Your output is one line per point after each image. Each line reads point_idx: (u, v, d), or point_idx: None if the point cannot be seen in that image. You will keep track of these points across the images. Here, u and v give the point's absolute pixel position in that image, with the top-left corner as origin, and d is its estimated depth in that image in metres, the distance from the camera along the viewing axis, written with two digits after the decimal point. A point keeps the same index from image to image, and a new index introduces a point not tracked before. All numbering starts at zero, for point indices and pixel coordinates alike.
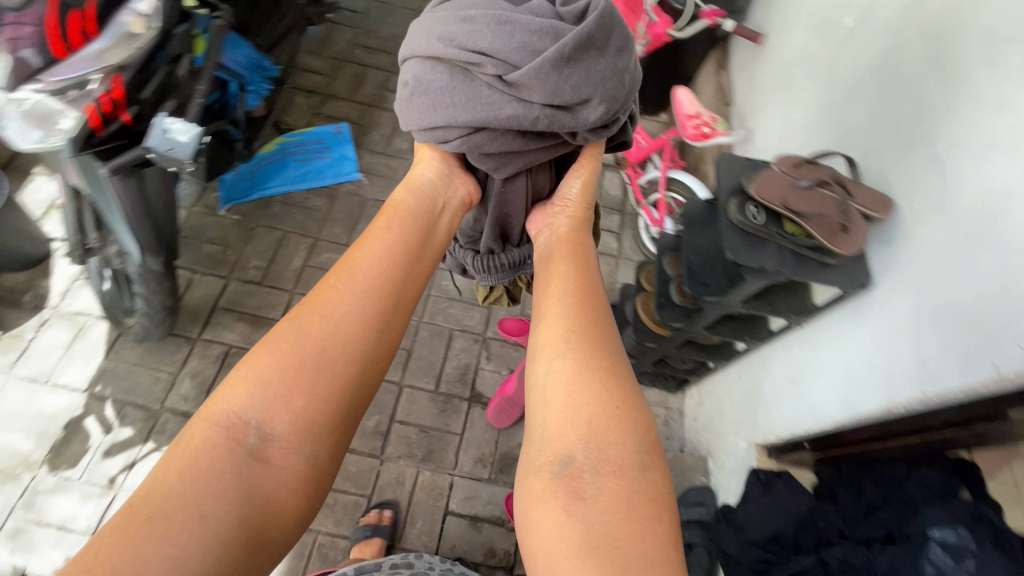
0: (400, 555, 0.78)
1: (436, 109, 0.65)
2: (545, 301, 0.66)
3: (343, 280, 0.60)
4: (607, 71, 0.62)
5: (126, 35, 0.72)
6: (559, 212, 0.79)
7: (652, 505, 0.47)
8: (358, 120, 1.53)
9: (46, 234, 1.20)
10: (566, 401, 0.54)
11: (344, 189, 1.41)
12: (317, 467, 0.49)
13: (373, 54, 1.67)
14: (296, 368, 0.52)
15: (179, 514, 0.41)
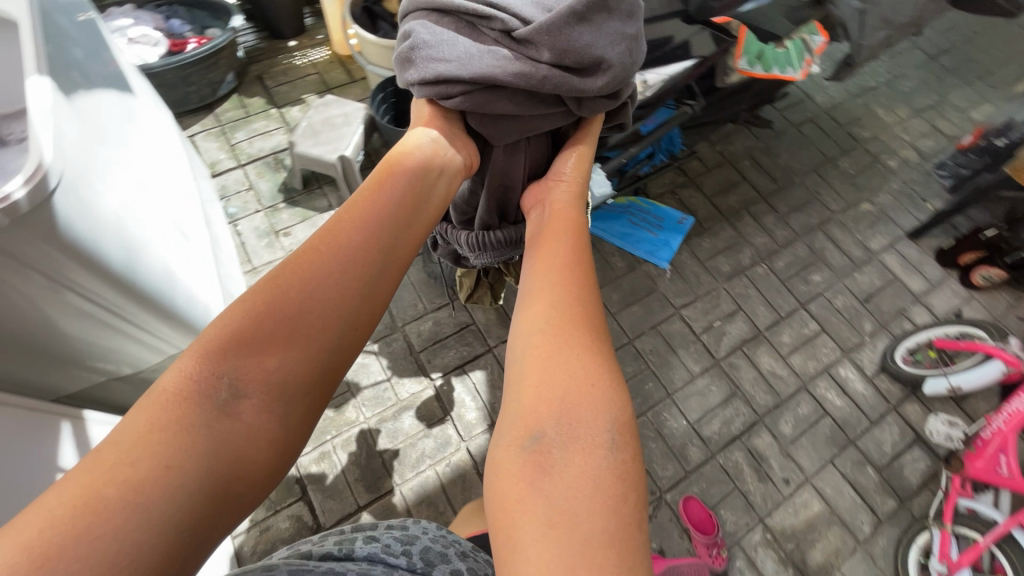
0: (398, 517, 0.73)
1: (440, 53, 0.63)
2: (534, 285, 0.59)
3: (330, 248, 0.54)
4: (612, 34, 0.64)
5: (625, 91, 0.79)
6: (558, 186, 0.72)
7: (626, 489, 0.43)
8: (703, 220, 1.49)
9: None
10: (540, 389, 0.50)
11: (646, 268, 1.40)
12: (289, 413, 0.46)
13: (759, 173, 1.59)
14: (270, 320, 0.48)
15: (141, 468, 0.38)
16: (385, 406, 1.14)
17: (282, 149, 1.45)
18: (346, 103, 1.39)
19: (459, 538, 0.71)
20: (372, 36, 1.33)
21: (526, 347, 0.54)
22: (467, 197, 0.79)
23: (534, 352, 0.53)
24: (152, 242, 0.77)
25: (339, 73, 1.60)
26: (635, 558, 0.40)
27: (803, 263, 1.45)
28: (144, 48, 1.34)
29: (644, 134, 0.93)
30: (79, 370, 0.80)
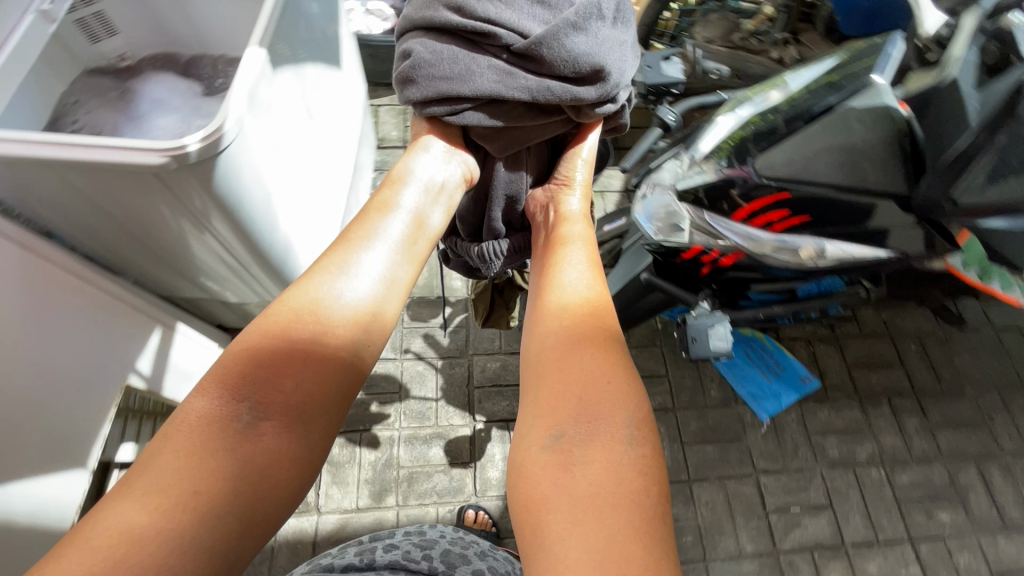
0: (416, 525, 0.80)
1: (440, 67, 0.67)
2: (545, 315, 0.67)
3: (344, 292, 0.59)
4: (604, 43, 0.68)
5: (791, 250, 0.66)
6: (560, 197, 0.78)
7: (647, 491, 0.50)
8: (829, 389, 1.28)
9: None
10: (557, 401, 0.57)
11: (739, 411, 1.24)
12: (319, 417, 0.52)
13: (924, 365, 1.33)
14: (282, 354, 0.53)
15: (172, 494, 0.43)
16: (420, 424, 1.14)
17: None
18: None
19: (474, 542, 0.79)
20: None
21: (549, 361, 0.62)
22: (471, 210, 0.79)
23: (546, 357, 0.62)
24: (290, 205, 0.83)
25: None
26: (657, 548, 0.46)
27: (933, 492, 1.18)
28: (374, 21, 1.49)
29: (787, 302, 0.81)
30: (195, 283, 0.90)
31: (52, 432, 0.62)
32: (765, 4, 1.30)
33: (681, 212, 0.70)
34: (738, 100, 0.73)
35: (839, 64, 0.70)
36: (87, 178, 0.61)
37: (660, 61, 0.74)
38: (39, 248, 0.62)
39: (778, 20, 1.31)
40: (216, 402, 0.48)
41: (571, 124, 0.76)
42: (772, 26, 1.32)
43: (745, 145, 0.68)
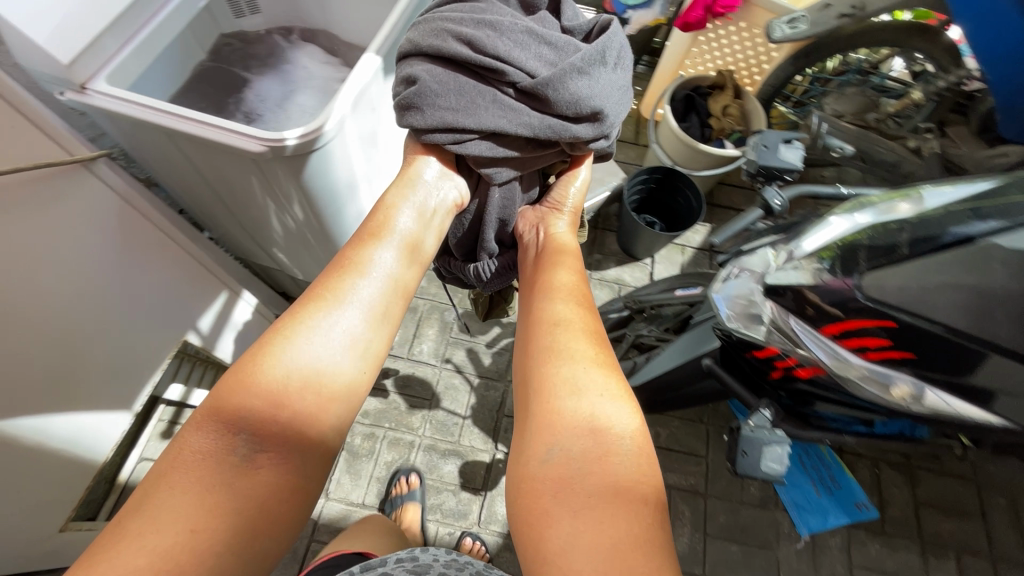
0: (407, 554, 0.72)
1: (445, 99, 0.66)
2: (535, 341, 0.65)
3: (339, 325, 0.60)
4: (602, 88, 0.69)
5: (882, 383, 0.57)
6: (550, 219, 0.82)
7: (649, 506, 0.48)
8: (887, 523, 1.14)
9: (655, 254, 1.36)
10: (550, 408, 0.56)
11: (776, 519, 1.13)
12: (321, 440, 0.54)
13: (1011, 529, 1.14)
14: (274, 388, 0.53)
15: (169, 534, 0.43)
16: (444, 437, 1.13)
17: None
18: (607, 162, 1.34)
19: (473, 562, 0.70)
20: (675, 124, 1.25)
21: (544, 372, 0.60)
22: (465, 234, 0.80)
23: (541, 369, 0.61)
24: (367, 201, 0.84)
25: (628, 130, 1.58)
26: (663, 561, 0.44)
27: None
28: None
29: (868, 436, 0.68)
30: (270, 253, 0.94)
31: (106, 376, 0.66)
32: (913, 85, 1.18)
33: (759, 300, 0.67)
34: (860, 202, 0.65)
35: (991, 190, 0.57)
36: (194, 148, 0.64)
37: (780, 143, 0.66)
38: (139, 205, 0.66)
39: (925, 108, 1.18)
40: (212, 437, 0.48)
41: (562, 156, 0.78)
42: (916, 113, 1.21)
43: (855, 253, 0.60)
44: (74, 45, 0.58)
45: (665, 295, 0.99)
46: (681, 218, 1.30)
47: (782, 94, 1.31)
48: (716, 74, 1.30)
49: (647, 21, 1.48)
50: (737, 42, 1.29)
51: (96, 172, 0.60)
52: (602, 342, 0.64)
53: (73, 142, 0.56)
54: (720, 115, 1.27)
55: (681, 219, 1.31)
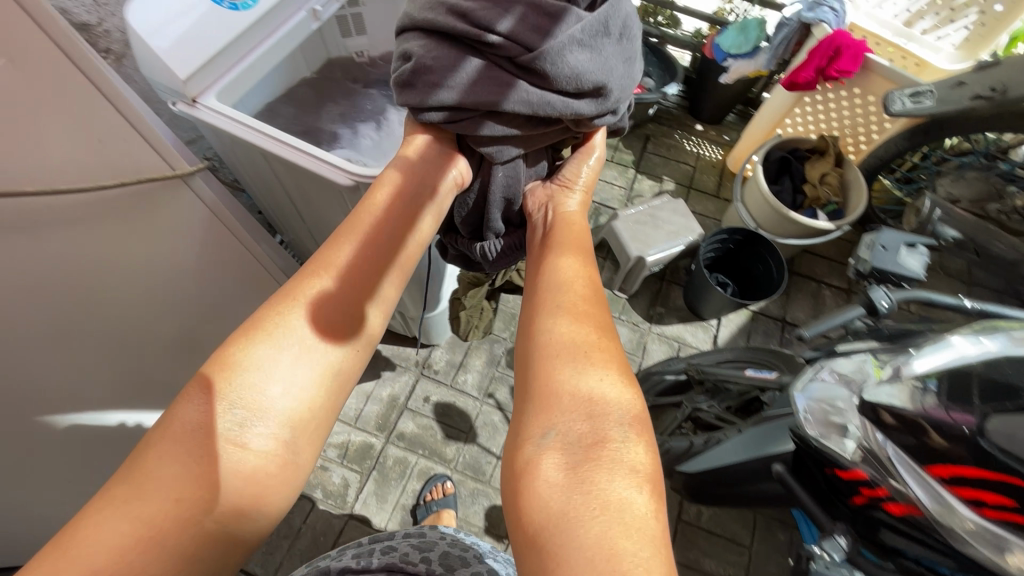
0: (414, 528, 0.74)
1: (436, 74, 0.57)
2: (544, 319, 0.55)
3: (344, 281, 0.53)
4: (608, 59, 0.60)
5: (997, 549, 0.48)
6: (563, 194, 0.71)
7: (645, 500, 0.40)
8: None
9: (722, 317, 1.28)
10: (550, 392, 0.48)
11: None
12: (317, 410, 0.47)
13: None
14: (269, 348, 0.47)
15: (151, 502, 0.38)
16: (474, 475, 1.10)
17: (608, 206, 1.44)
18: (682, 214, 1.28)
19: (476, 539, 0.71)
20: (765, 186, 1.18)
21: (547, 353, 0.52)
22: (471, 216, 0.69)
23: (544, 351, 0.52)
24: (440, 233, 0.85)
25: (710, 180, 1.51)
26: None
27: None
28: None
29: None
30: None
31: None
32: None
33: (846, 408, 0.60)
34: (992, 325, 0.56)
35: None
36: (286, 171, 0.65)
37: (902, 246, 0.60)
38: (226, 217, 0.67)
39: None
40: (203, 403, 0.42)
41: (569, 133, 0.69)
42: None
43: (968, 381, 0.53)
44: (191, 63, 0.60)
45: (733, 374, 0.94)
46: (759, 286, 1.22)
47: (888, 169, 1.24)
48: (819, 138, 1.22)
49: (748, 73, 1.40)
50: (846, 107, 1.20)
51: (193, 185, 0.60)
52: (610, 327, 0.55)
53: (177, 157, 0.56)
54: (817, 182, 1.19)
55: (756, 286, 1.23)
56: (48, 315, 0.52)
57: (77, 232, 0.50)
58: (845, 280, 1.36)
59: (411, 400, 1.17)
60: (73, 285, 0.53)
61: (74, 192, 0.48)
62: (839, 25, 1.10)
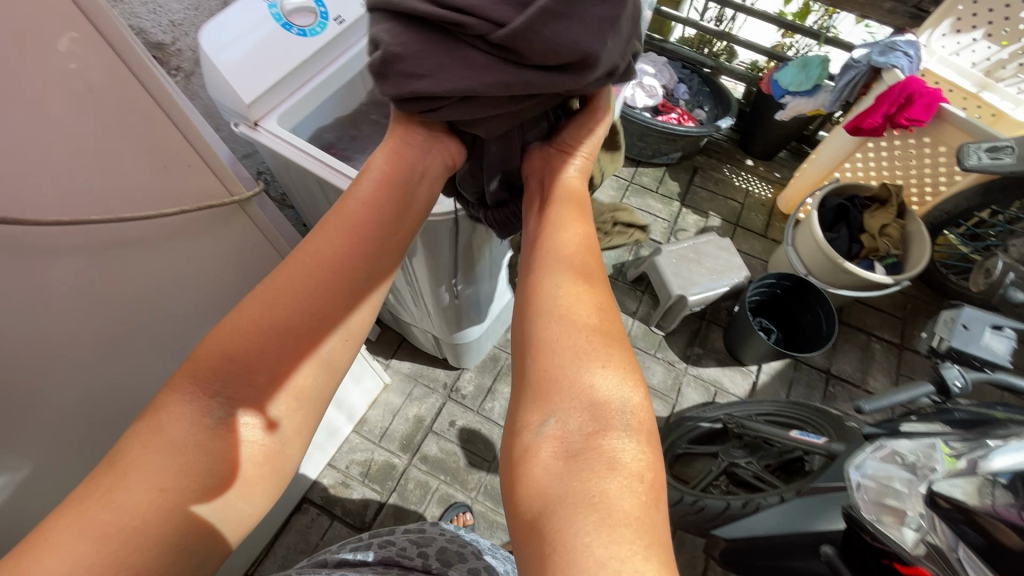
0: (412, 526, 0.72)
1: (401, 63, 0.47)
2: (536, 285, 0.51)
3: (320, 260, 0.48)
4: (599, 15, 0.46)
5: None
6: (562, 155, 0.62)
7: (644, 489, 0.36)
8: None
9: (763, 363, 1.23)
10: (541, 371, 0.44)
11: None
12: (307, 403, 0.46)
13: None
14: (252, 347, 0.43)
15: (135, 492, 0.37)
16: (495, 507, 1.08)
17: (649, 238, 1.40)
18: (728, 253, 1.23)
19: (473, 538, 0.69)
20: (819, 232, 1.13)
21: (540, 332, 0.47)
22: (470, 180, 0.63)
23: (534, 321, 0.48)
24: (483, 265, 0.85)
25: (757, 219, 1.46)
26: None
27: None
28: (640, 94, 1.44)
29: None
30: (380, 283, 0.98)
31: None
32: None
33: (905, 491, 0.56)
34: None
35: None
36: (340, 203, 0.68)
37: (986, 329, 0.56)
38: (275, 241, 0.69)
39: None
40: (188, 393, 0.40)
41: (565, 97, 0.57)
42: None
43: None
44: (257, 84, 0.61)
45: (777, 433, 0.90)
46: (806, 336, 1.17)
47: (954, 223, 1.16)
48: (880, 186, 1.16)
49: (806, 111, 1.36)
50: (913, 156, 1.15)
51: (248, 211, 0.62)
52: (609, 300, 0.49)
53: (235, 183, 0.58)
54: (876, 234, 1.13)
55: (803, 335, 1.18)
56: (103, 331, 0.52)
57: (139, 255, 0.52)
58: (897, 334, 1.29)
59: (436, 423, 1.15)
60: (127, 302, 0.53)
61: (136, 219, 0.49)
62: (911, 71, 1.06)
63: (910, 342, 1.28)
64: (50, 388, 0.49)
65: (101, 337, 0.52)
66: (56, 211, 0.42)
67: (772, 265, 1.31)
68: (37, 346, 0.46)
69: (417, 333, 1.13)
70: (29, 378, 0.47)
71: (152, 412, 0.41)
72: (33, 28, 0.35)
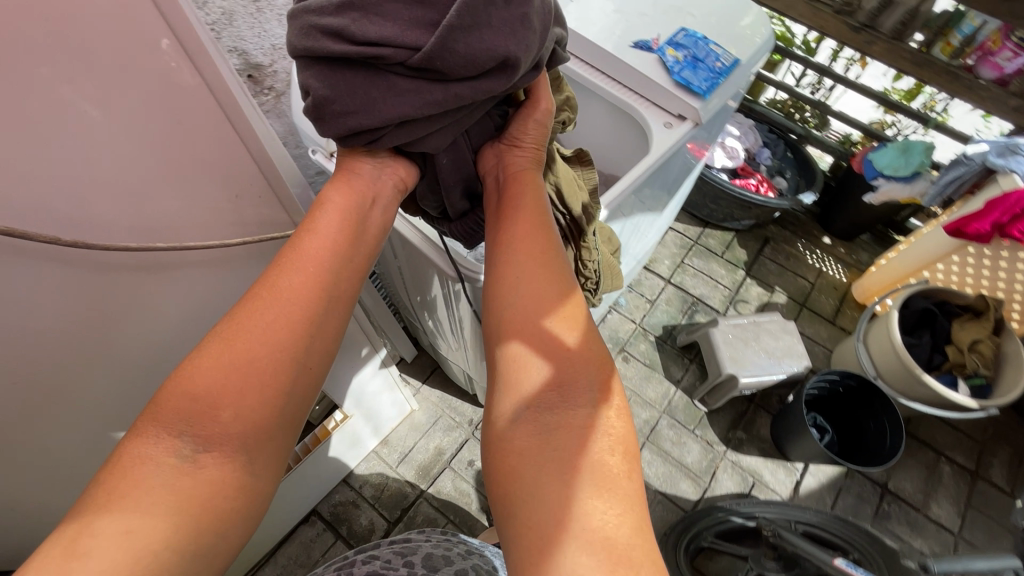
0: (389, 539, 0.67)
1: (330, 104, 0.44)
2: (504, 285, 0.49)
3: (276, 286, 0.46)
4: (510, 14, 0.44)
5: None
6: (512, 152, 0.57)
7: (616, 463, 0.39)
8: None
9: (810, 464, 1.12)
10: (508, 379, 0.45)
11: None
12: (280, 426, 0.44)
13: None
14: (214, 386, 0.42)
15: (105, 542, 0.35)
16: None
17: (705, 304, 1.34)
18: (792, 339, 1.15)
19: (466, 540, 0.68)
20: (898, 338, 1.03)
21: (504, 345, 0.46)
22: (430, 196, 0.60)
23: (500, 326, 0.47)
24: None
25: (827, 303, 1.36)
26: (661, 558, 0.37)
27: None
28: (720, 154, 1.39)
29: None
30: (424, 313, 0.98)
31: None
32: None
33: None
34: None
35: None
36: (403, 240, 0.74)
37: None
38: None
39: None
40: (153, 435, 0.39)
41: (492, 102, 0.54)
42: None
43: None
44: None
45: (819, 557, 0.81)
46: (859, 445, 1.07)
47: None
48: (976, 296, 1.05)
49: (899, 199, 1.26)
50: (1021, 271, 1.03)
51: None
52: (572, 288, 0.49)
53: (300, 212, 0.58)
54: (964, 348, 1.02)
55: (860, 446, 1.07)
56: (153, 346, 0.53)
57: (199, 277, 0.53)
58: (971, 460, 1.16)
59: (455, 459, 1.13)
60: (180, 321, 0.54)
61: (200, 247, 0.50)
62: None
63: (986, 472, 1.15)
64: (92, 392, 0.51)
65: (149, 350, 0.53)
66: (123, 236, 0.44)
67: (837, 355, 1.21)
68: (86, 354, 0.48)
69: (451, 365, 1.11)
70: (71, 382, 0.48)
71: (113, 462, 0.39)
72: (116, 66, 0.37)
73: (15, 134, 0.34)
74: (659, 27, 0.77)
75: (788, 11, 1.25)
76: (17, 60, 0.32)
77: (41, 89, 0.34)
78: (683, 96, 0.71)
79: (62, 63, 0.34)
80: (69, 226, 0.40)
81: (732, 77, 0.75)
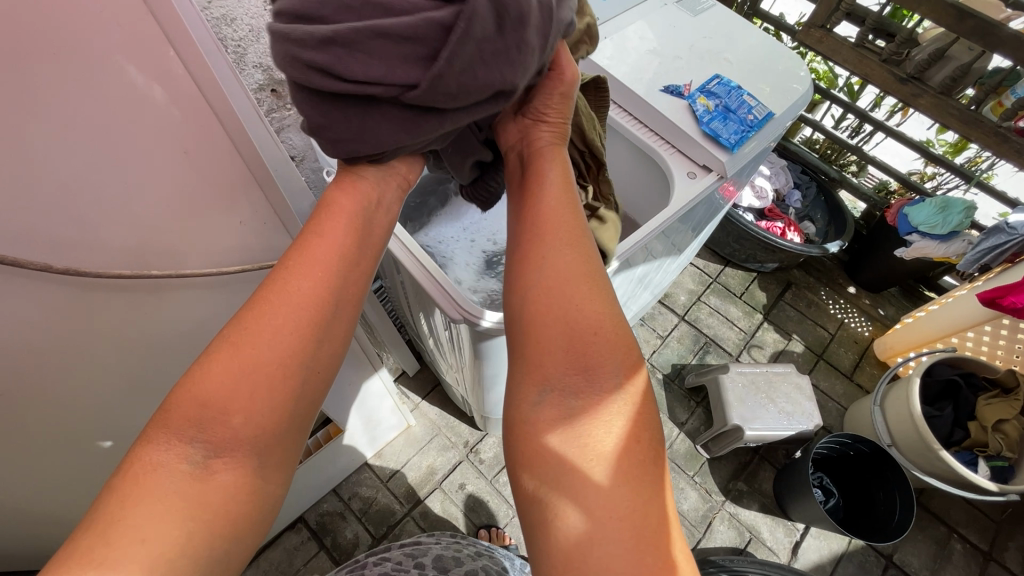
0: (403, 542, 0.69)
1: (323, 131, 0.42)
2: (529, 303, 0.43)
3: (284, 285, 0.43)
4: (512, 41, 0.40)
5: None
6: (539, 136, 0.52)
7: (656, 500, 0.37)
8: None
9: (812, 526, 1.08)
10: (531, 413, 0.40)
11: None
12: (293, 431, 0.42)
13: None
14: (222, 392, 0.39)
15: (119, 552, 0.33)
16: None
17: (718, 345, 1.30)
18: (802, 394, 1.11)
19: (476, 542, 0.70)
20: (916, 409, 0.98)
21: (529, 376, 0.41)
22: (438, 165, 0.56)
23: (523, 353, 0.42)
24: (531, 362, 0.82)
25: (846, 356, 1.32)
26: None
27: None
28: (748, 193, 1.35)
29: None
30: (428, 334, 0.97)
31: None
32: None
33: None
34: None
35: None
36: (412, 281, 0.73)
37: None
38: None
39: None
40: (163, 443, 0.37)
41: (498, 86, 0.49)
42: None
43: None
44: None
45: None
46: (867, 513, 1.02)
47: None
48: (1006, 371, 0.99)
49: (932, 257, 1.21)
50: None
51: None
52: (600, 270, 0.45)
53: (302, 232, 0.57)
54: (987, 426, 0.97)
55: (867, 515, 1.02)
56: (146, 360, 0.53)
57: (200, 295, 0.52)
58: (985, 540, 1.10)
59: (446, 481, 1.11)
60: (176, 337, 0.54)
61: (199, 273, 0.50)
62: None
63: (999, 554, 1.09)
64: (82, 403, 0.51)
65: (142, 364, 0.53)
66: (121, 262, 0.44)
67: (851, 416, 1.17)
68: (77, 367, 0.47)
69: (451, 385, 1.10)
70: (57, 395, 0.48)
71: (123, 468, 0.37)
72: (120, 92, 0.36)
73: (16, 156, 0.34)
74: (693, 72, 0.75)
75: (832, 55, 1.22)
76: (10, 87, 0.31)
77: (41, 113, 0.33)
78: (709, 146, 0.69)
79: (58, 88, 0.34)
80: (64, 253, 0.40)
81: (765, 129, 0.72)
